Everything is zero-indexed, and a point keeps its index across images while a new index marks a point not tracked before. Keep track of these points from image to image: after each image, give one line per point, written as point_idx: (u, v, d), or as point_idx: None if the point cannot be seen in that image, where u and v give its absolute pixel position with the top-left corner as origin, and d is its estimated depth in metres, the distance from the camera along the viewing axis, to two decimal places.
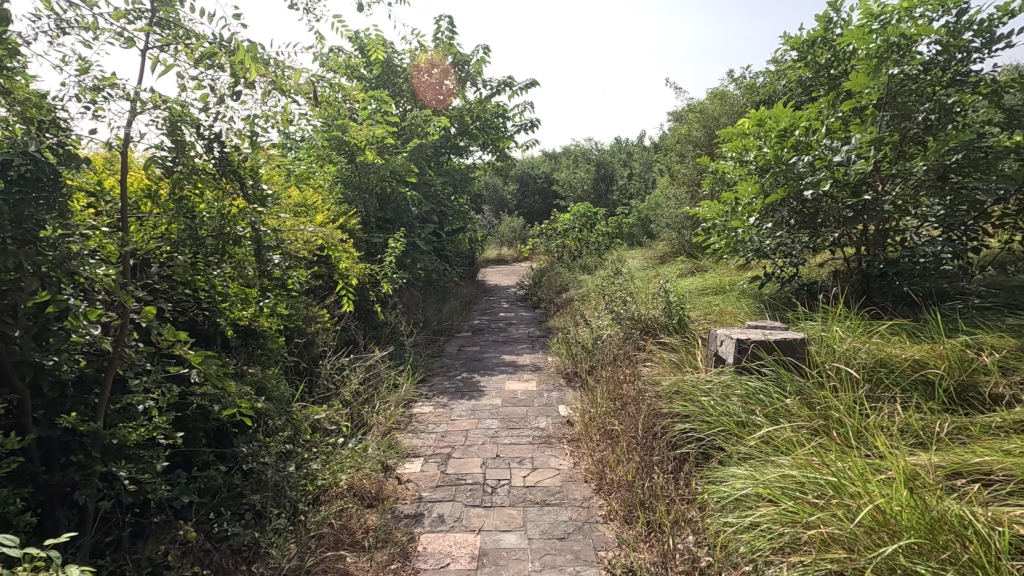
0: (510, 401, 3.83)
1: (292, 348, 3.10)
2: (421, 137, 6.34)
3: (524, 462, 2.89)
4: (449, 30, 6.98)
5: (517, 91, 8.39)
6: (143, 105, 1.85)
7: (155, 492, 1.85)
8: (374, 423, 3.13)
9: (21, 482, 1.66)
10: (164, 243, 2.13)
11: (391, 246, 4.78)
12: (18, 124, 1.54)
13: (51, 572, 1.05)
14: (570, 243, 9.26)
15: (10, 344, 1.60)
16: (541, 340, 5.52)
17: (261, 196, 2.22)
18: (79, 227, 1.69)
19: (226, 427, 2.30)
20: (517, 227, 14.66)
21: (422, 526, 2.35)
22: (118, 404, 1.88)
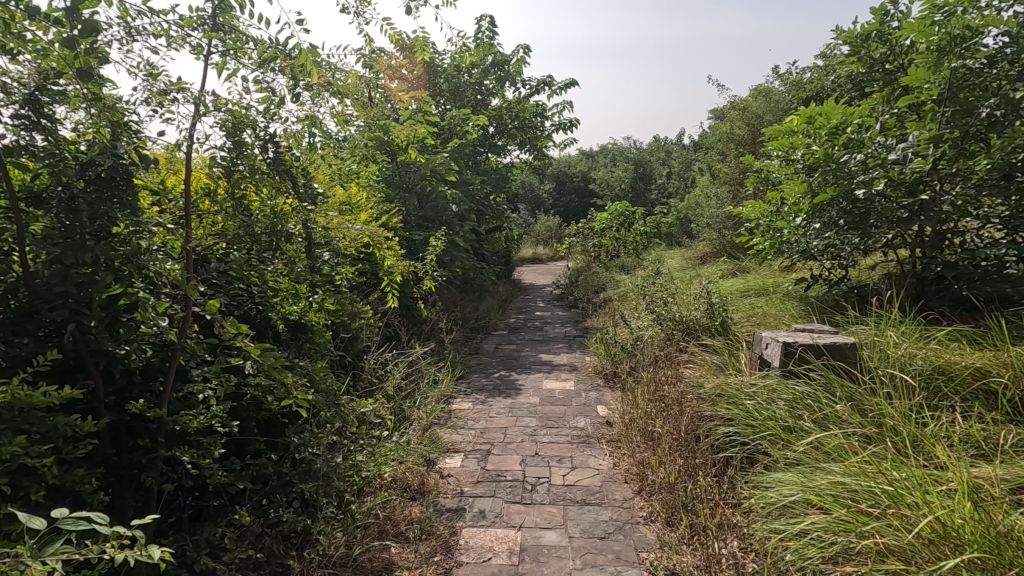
0: (548, 400, 3.84)
1: (338, 342, 3.19)
2: (460, 137, 6.40)
3: (563, 461, 2.90)
4: (490, 30, 7.01)
5: (555, 91, 8.40)
6: (206, 108, 1.93)
7: (213, 477, 1.94)
8: (415, 418, 3.19)
9: (93, 463, 1.77)
10: (222, 240, 2.23)
11: (432, 245, 4.85)
12: (105, 128, 1.65)
13: (139, 550, 1.09)
14: (607, 242, 9.19)
15: (86, 334, 1.71)
16: (578, 340, 5.50)
17: (312, 195, 2.33)
18: (148, 224, 1.79)
19: (276, 418, 2.39)
20: (553, 226, 14.61)
21: (463, 520, 2.39)
22: (179, 393, 1.98)
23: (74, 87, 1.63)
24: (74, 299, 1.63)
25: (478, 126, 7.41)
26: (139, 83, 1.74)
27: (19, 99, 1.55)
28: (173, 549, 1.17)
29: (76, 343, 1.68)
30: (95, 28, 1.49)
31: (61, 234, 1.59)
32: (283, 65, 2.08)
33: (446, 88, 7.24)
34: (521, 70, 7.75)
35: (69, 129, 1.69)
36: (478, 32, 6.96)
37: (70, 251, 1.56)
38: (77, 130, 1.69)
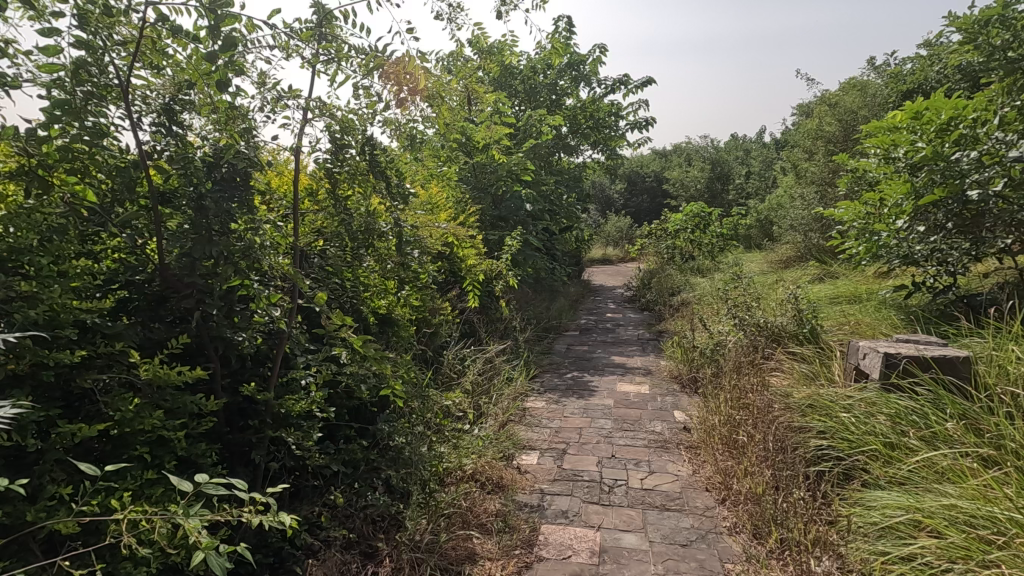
0: (623, 402, 3.81)
1: (421, 337, 3.32)
2: (535, 138, 6.45)
3: (640, 464, 2.86)
4: (567, 29, 6.98)
5: (632, 90, 8.29)
6: (313, 113, 2.08)
7: (312, 458, 2.08)
8: (492, 414, 3.25)
9: (212, 439, 1.94)
10: (322, 236, 2.38)
11: (508, 244, 4.93)
12: (221, 130, 1.84)
13: (270, 518, 1.20)
14: (682, 244, 8.93)
15: (208, 321, 1.87)
16: (652, 343, 5.40)
17: (404, 195, 2.45)
18: (261, 221, 1.94)
19: (366, 407, 2.51)
20: (624, 227, 14.43)
21: (543, 516, 2.42)
22: (284, 379, 2.13)
23: (200, 96, 1.82)
24: (201, 289, 1.80)
25: (552, 126, 7.41)
26: (257, 92, 1.89)
27: (157, 108, 1.74)
28: (298, 520, 1.29)
29: (200, 329, 1.85)
30: (232, 42, 1.60)
31: (191, 229, 1.75)
32: (384, 72, 2.20)
33: (522, 90, 7.31)
34: (597, 69, 7.71)
35: (197, 136, 1.85)
36: (554, 32, 6.95)
37: (199, 245, 1.73)
38: (202, 135, 1.86)
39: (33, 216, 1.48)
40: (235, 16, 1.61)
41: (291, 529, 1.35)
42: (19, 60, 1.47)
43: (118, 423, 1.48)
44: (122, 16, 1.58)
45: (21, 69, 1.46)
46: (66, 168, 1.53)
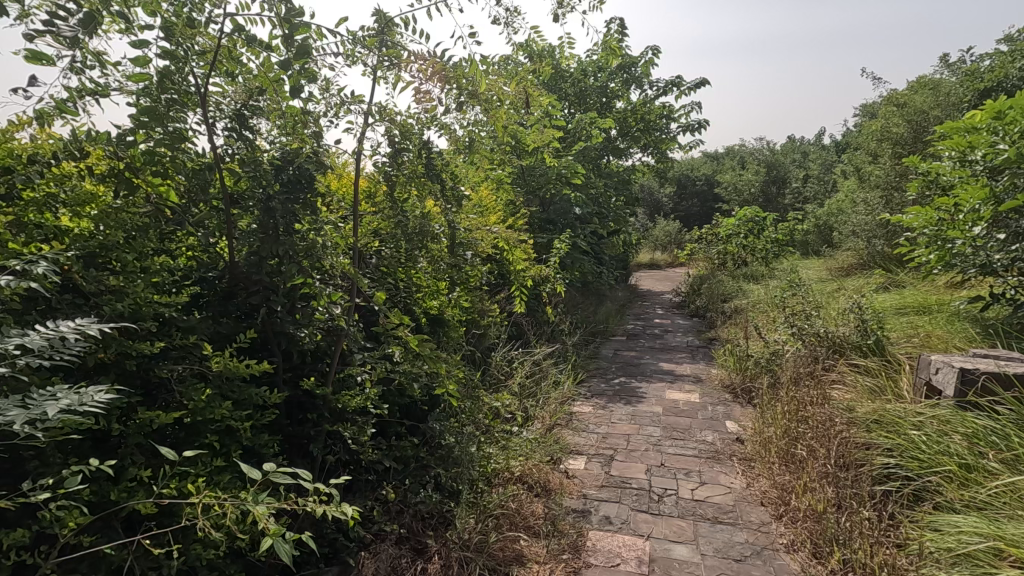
0: (672, 410, 3.73)
1: (470, 338, 3.35)
2: (585, 141, 6.41)
3: (691, 474, 2.79)
4: (619, 31, 6.90)
5: (684, 91, 8.12)
6: (374, 118, 2.15)
7: (366, 454, 2.13)
8: (539, 416, 3.25)
9: (273, 431, 2.02)
10: (378, 238, 2.44)
11: (556, 247, 4.92)
12: (283, 134, 1.94)
13: (333, 510, 1.24)
14: (734, 249, 8.66)
15: (273, 317, 1.95)
16: (702, 350, 5.26)
17: (457, 198, 2.48)
18: (324, 222, 2.01)
19: (417, 405, 2.56)
20: (673, 231, 14.16)
21: (590, 522, 2.39)
22: (340, 375, 2.19)
23: (269, 102, 1.89)
24: (266, 286, 1.87)
25: (602, 129, 7.35)
26: (322, 98, 1.96)
27: (230, 114, 1.81)
28: (359, 512, 1.33)
29: (265, 324, 1.93)
30: (305, 50, 1.67)
31: (259, 229, 1.82)
32: (443, 76, 2.26)
33: (572, 93, 7.28)
34: (649, 71, 7.60)
35: (266, 141, 1.94)
36: (606, 35, 6.91)
37: (267, 244, 1.81)
38: (269, 140, 1.95)
39: (120, 215, 1.54)
40: (308, 25, 1.68)
41: (350, 521, 1.40)
42: (107, 72, 1.59)
43: (190, 412, 1.55)
44: (203, 28, 1.67)
45: (111, 79, 1.58)
46: (149, 172, 1.62)
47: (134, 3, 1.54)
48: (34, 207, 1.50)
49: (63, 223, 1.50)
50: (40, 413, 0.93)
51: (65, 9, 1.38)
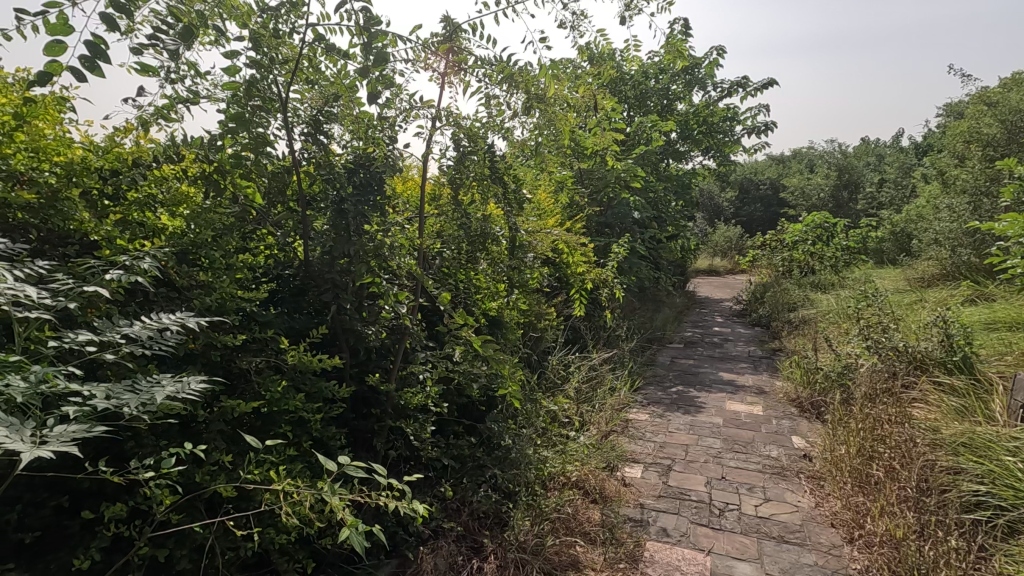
0: (733, 422, 3.60)
1: (527, 341, 3.36)
2: (644, 144, 6.30)
3: (754, 490, 2.69)
4: (682, 32, 6.76)
5: (750, 92, 7.84)
6: (442, 123, 2.20)
7: (426, 451, 2.17)
8: (595, 422, 3.21)
9: (339, 424, 2.09)
10: (441, 239, 2.49)
11: (614, 252, 4.87)
12: (352, 140, 2.03)
13: (403, 507, 1.29)
14: (800, 257, 8.28)
15: (342, 313, 2.02)
16: (765, 361, 5.06)
17: (519, 201, 2.50)
18: (392, 224, 2.07)
19: (475, 405, 2.59)
20: (733, 236, 13.70)
21: (648, 532, 2.35)
22: (404, 373, 2.25)
23: (343, 108, 1.97)
24: (337, 284, 1.95)
25: (662, 132, 7.20)
26: (394, 103, 2.02)
27: (306, 119, 1.89)
28: (427, 508, 1.38)
29: (335, 320, 2.01)
30: (383, 57, 1.72)
31: (331, 229, 1.90)
32: (509, 80, 2.28)
33: (632, 95, 7.18)
34: (713, 72, 7.39)
35: (340, 146, 2.02)
36: (669, 36, 6.77)
37: (339, 243, 1.88)
38: (342, 144, 2.03)
39: (209, 215, 1.64)
40: (385, 33, 1.74)
41: (417, 517, 1.45)
42: (198, 81, 1.70)
43: (268, 402, 1.63)
44: (286, 38, 1.76)
45: (203, 87, 1.69)
46: (235, 174, 1.74)
47: (226, 17, 1.65)
48: (136, 208, 1.61)
49: (162, 222, 1.63)
50: (147, 398, 1.01)
51: (167, 23, 1.48)
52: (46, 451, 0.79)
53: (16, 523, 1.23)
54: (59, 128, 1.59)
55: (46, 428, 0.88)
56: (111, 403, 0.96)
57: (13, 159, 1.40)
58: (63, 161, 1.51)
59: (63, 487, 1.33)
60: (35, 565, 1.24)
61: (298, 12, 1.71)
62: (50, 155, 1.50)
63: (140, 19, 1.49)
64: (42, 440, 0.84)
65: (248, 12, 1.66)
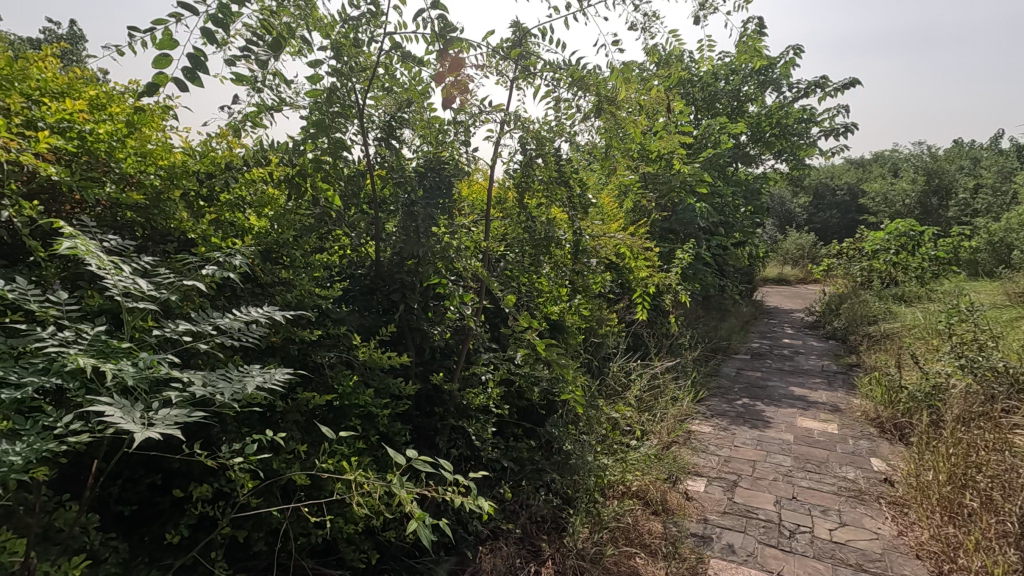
0: (805, 439, 3.41)
1: (587, 346, 3.33)
2: (712, 147, 6.11)
3: (829, 513, 2.53)
4: (756, 31, 6.51)
5: (829, 92, 7.44)
6: (510, 126, 2.22)
7: (487, 451, 2.19)
8: (656, 432, 3.13)
9: (404, 421, 2.15)
10: (505, 242, 2.51)
11: (678, 258, 4.74)
12: (422, 145, 2.08)
13: (467, 505, 1.31)
14: (881, 266, 7.75)
15: (410, 313, 2.08)
16: (840, 376, 4.77)
17: (584, 204, 2.48)
18: (459, 226, 2.11)
19: (535, 408, 2.59)
20: (806, 244, 13.03)
21: (711, 549, 2.26)
22: (466, 373, 2.28)
23: (415, 114, 2.02)
24: (407, 284, 2.00)
25: (732, 135, 6.95)
26: (464, 108, 2.06)
27: (379, 125, 1.94)
28: (492, 506, 1.39)
29: (402, 319, 2.06)
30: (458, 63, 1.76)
31: (402, 231, 1.96)
32: (578, 84, 2.28)
33: (700, 98, 6.98)
34: (788, 72, 7.07)
35: (410, 151, 2.08)
36: (742, 36, 6.53)
37: (409, 245, 1.94)
38: (414, 149, 2.09)
39: (291, 216, 1.76)
40: (461, 39, 1.78)
41: (483, 514, 1.46)
42: (282, 90, 1.80)
43: (339, 396, 1.70)
44: (365, 47, 1.83)
45: (287, 95, 1.79)
46: (317, 178, 1.81)
47: (311, 28, 1.74)
48: (228, 208, 1.74)
49: (250, 222, 1.76)
50: (238, 387, 1.07)
51: (258, 35, 1.58)
52: (154, 432, 0.86)
53: (116, 497, 1.36)
54: (162, 135, 1.72)
55: (152, 410, 0.96)
56: (208, 391, 1.03)
57: (124, 163, 1.53)
58: (167, 164, 1.62)
59: (157, 466, 1.42)
60: (131, 537, 1.38)
61: (377, 22, 1.78)
62: (156, 159, 1.62)
63: (234, 32, 1.60)
64: (149, 422, 0.91)
65: (331, 23, 1.75)
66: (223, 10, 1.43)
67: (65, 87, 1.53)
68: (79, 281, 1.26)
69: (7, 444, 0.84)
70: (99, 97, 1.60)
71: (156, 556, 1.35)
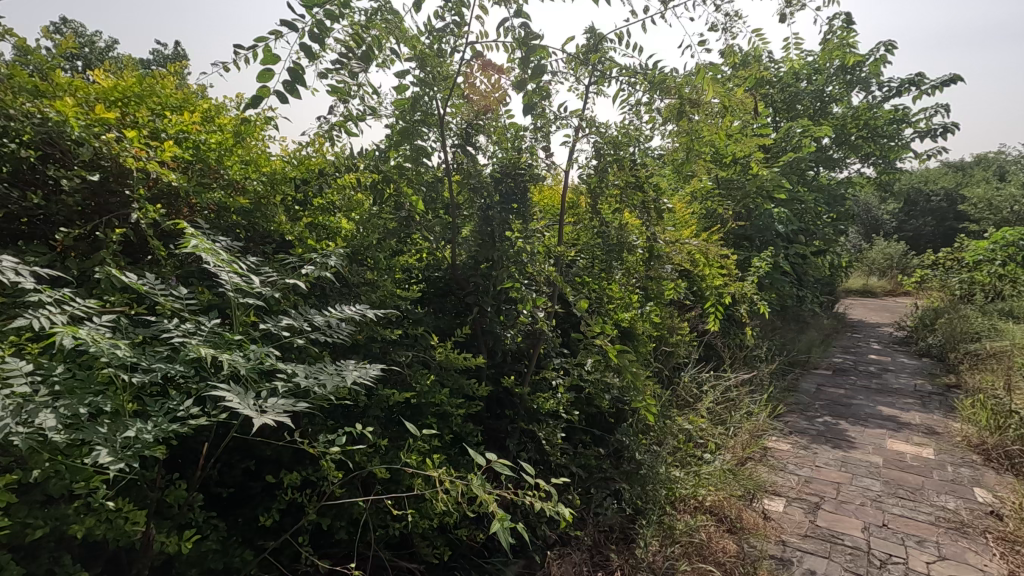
0: (896, 463, 3.17)
1: (658, 354, 3.25)
2: (793, 151, 5.81)
3: (925, 544, 2.34)
4: (843, 28, 6.15)
5: (925, 90, 6.90)
6: (586, 132, 2.22)
7: (556, 456, 2.19)
8: (730, 446, 3.01)
9: (476, 422, 2.18)
10: (577, 247, 2.50)
11: (755, 267, 4.54)
12: (498, 151, 2.10)
13: (544, 508, 1.32)
14: (984, 278, 7.08)
15: (483, 316, 2.11)
16: (937, 397, 4.39)
17: (659, 209, 2.43)
18: (533, 231, 2.12)
19: (604, 415, 2.55)
20: (895, 254, 12.13)
21: (791, 572, 2.14)
22: (537, 378, 2.28)
23: (492, 121, 2.06)
24: (482, 288, 2.04)
25: (814, 138, 6.59)
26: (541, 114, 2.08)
27: (457, 132, 1.99)
28: (570, 513, 1.41)
29: (476, 322, 2.10)
30: (540, 70, 1.78)
31: (478, 235, 2.01)
32: (656, 87, 2.24)
33: (780, 99, 6.67)
34: (879, 70, 6.62)
35: (486, 157, 2.09)
36: (827, 33, 6.19)
37: (484, 249, 1.98)
38: (489, 156, 2.10)
39: (376, 220, 1.83)
40: (541, 46, 1.80)
41: (561, 520, 1.50)
42: (369, 100, 1.88)
43: (417, 394, 1.75)
44: (447, 56, 1.88)
45: (372, 104, 1.86)
46: (400, 182, 1.89)
47: (398, 40, 1.81)
48: (321, 212, 1.83)
49: (340, 225, 1.84)
50: (336, 379, 1.14)
51: (350, 49, 1.66)
52: (267, 419, 0.93)
53: (216, 479, 1.46)
54: (263, 144, 1.85)
55: (263, 398, 1.03)
56: (310, 381, 1.10)
57: (232, 169, 1.66)
58: (268, 171, 1.75)
59: (251, 452, 1.52)
60: (228, 517, 1.47)
61: (460, 32, 1.82)
62: (258, 166, 1.75)
63: (328, 47, 1.69)
64: (261, 410, 0.98)
65: (416, 35, 1.81)
66: (319, 25, 1.52)
67: (182, 101, 1.69)
68: (192, 278, 1.40)
69: (140, 423, 0.94)
70: (209, 109, 1.75)
71: (249, 537, 1.45)
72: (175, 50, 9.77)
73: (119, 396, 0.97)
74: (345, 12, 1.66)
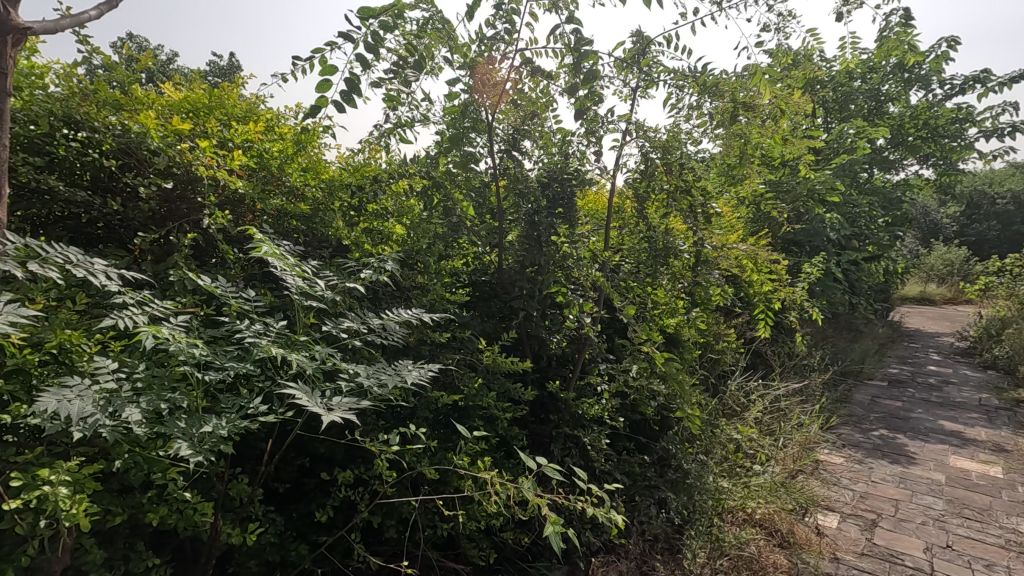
0: (960, 481, 3.00)
1: (704, 362, 3.17)
2: (846, 153, 5.59)
3: (995, 569, 2.21)
4: (902, 24, 5.88)
5: (992, 87, 6.52)
6: (634, 136, 2.20)
7: (601, 463, 2.17)
8: (780, 458, 2.91)
9: (520, 426, 2.18)
10: (622, 252, 2.48)
11: (806, 273, 4.38)
12: (545, 156, 2.10)
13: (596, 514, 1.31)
14: None
15: (529, 320, 2.12)
16: (1004, 413, 4.14)
17: (708, 213, 2.38)
18: (580, 236, 2.12)
19: (649, 422, 2.51)
20: (955, 259, 11.50)
21: None
22: (582, 383, 2.27)
23: (540, 126, 2.07)
24: (528, 292, 2.05)
25: (869, 138, 6.31)
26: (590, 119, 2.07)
27: (504, 138, 2.01)
28: (622, 520, 1.40)
29: (521, 326, 2.11)
30: (592, 75, 1.79)
31: (523, 240, 2.02)
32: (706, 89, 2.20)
33: (832, 99, 6.43)
34: (940, 67, 6.29)
35: (531, 162, 2.09)
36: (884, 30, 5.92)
37: (530, 253, 1.99)
38: (535, 162, 2.10)
39: (427, 224, 1.87)
40: (592, 51, 1.79)
41: (611, 526, 1.49)
42: (420, 107, 1.93)
43: (464, 397, 1.77)
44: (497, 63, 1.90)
45: (422, 112, 1.90)
46: (449, 188, 1.94)
47: (449, 48, 1.84)
48: (375, 218, 1.87)
49: (393, 230, 1.88)
50: (396, 380, 1.18)
51: (403, 59, 1.70)
52: (336, 416, 0.96)
53: (274, 474, 1.51)
54: (321, 151, 1.92)
55: (329, 397, 1.07)
56: (371, 381, 1.13)
57: (292, 176, 1.74)
58: (326, 177, 1.83)
59: (305, 449, 1.56)
60: (284, 512, 1.52)
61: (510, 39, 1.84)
62: (318, 172, 1.84)
63: (381, 57, 1.73)
64: (328, 408, 1.02)
65: (467, 43, 1.84)
66: (374, 36, 1.57)
67: (248, 111, 1.79)
68: (256, 280, 1.47)
69: (215, 418, 0.99)
70: (273, 119, 1.84)
71: (304, 531, 1.49)
72: (228, 60, 10.17)
73: (193, 392, 1.02)
74: (398, 22, 1.70)
